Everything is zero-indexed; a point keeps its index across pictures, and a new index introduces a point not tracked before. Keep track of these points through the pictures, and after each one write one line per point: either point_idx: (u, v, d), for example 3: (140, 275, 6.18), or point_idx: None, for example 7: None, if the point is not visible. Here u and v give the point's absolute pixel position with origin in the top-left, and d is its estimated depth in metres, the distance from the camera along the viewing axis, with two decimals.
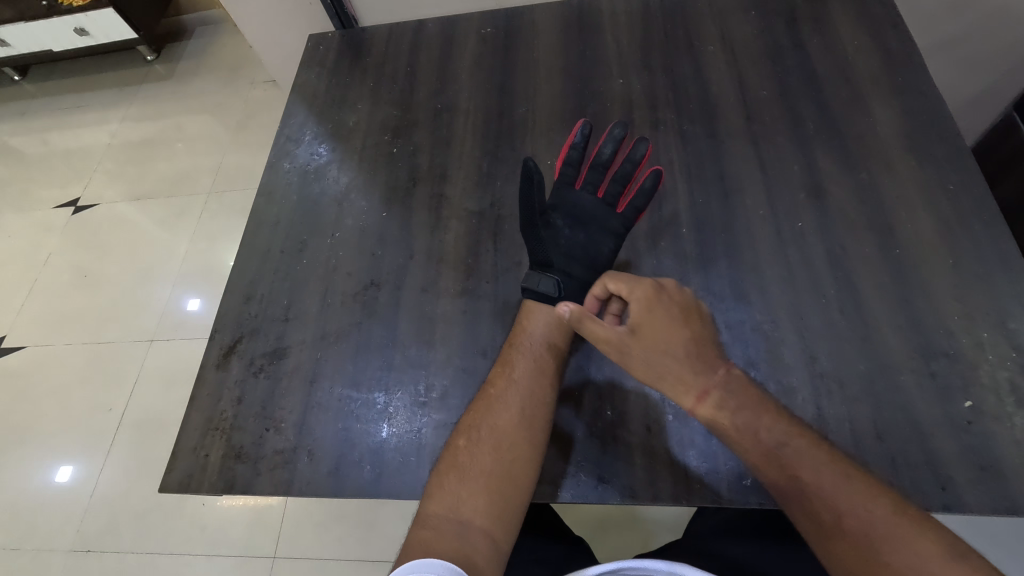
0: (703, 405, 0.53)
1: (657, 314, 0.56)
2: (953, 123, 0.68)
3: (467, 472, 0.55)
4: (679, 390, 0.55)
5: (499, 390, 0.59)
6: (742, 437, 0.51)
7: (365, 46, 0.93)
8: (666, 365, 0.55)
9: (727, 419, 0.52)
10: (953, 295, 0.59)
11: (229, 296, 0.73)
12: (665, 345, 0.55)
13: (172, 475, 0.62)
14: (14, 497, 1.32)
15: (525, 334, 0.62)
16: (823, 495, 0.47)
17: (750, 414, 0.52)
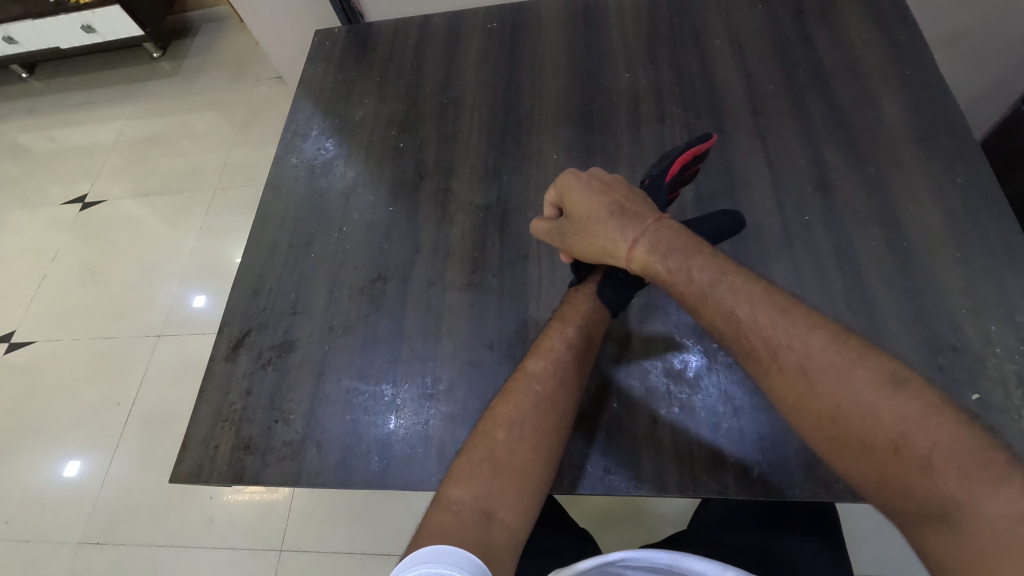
0: (638, 254, 0.55)
1: (577, 190, 0.61)
2: (960, 116, 0.68)
3: (500, 464, 0.54)
4: (614, 249, 0.58)
5: (547, 390, 0.58)
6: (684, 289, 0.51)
7: (370, 42, 0.94)
8: (598, 230, 0.59)
9: (652, 257, 0.54)
10: (960, 288, 0.59)
11: (238, 290, 0.74)
12: (589, 212, 0.60)
13: (183, 466, 0.63)
14: (24, 491, 1.34)
15: (581, 333, 0.61)
16: (826, 381, 0.43)
17: (671, 250, 0.53)
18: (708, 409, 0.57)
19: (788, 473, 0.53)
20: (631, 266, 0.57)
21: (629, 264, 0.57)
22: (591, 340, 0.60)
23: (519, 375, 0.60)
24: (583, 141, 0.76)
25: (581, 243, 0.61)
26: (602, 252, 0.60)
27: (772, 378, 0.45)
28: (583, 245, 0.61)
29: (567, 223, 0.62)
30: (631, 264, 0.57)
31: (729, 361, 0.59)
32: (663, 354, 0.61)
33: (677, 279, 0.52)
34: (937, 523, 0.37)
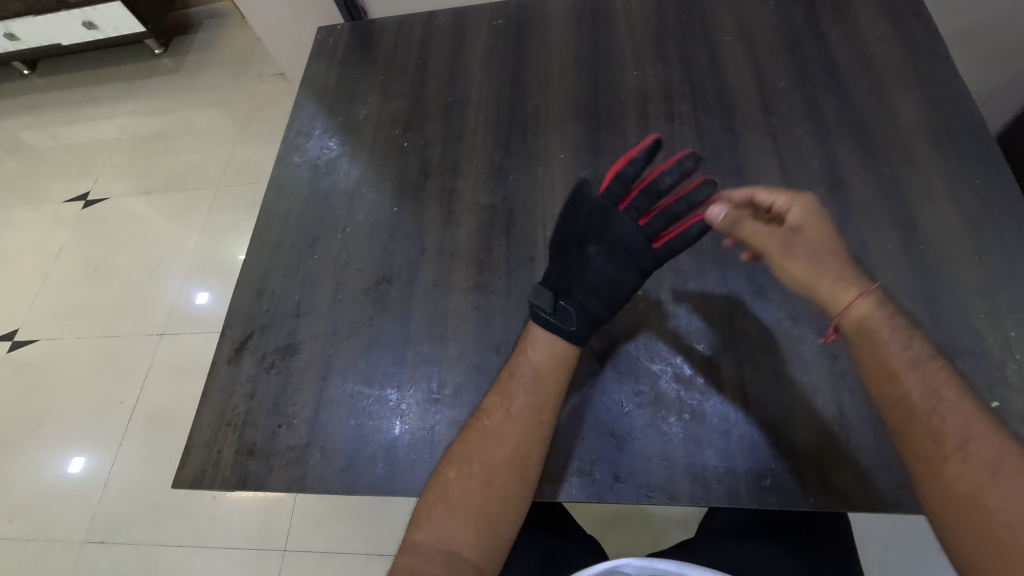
0: (861, 301, 0.53)
1: (819, 216, 0.57)
2: (978, 114, 0.66)
3: (455, 503, 0.56)
4: (831, 291, 0.55)
5: (495, 422, 0.58)
6: (877, 362, 0.52)
7: (374, 38, 0.92)
8: (823, 266, 0.55)
9: (881, 323, 0.52)
10: (978, 293, 0.57)
11: (241, 291, 0.73)
12: (828, 248, 0.56)
13: (186, 470, 0.62)
14: (27, 488, 1.34)
15: (524, 361, 0.60)
16: (1016, 487, 0.44)
17: (891, 331, 0.52)
18: (720, 416, 0.56)
19: (801, 481, 0.52)
20: (844, 316, 0.54)
21: (844, 312, 0.54)
22: (548, 372, 0.59)
23: (474, 410, 0.60)
24: (591, 140, 0.74)
25: (790, 265, 0.56)
26: (807, 284, 0.56)
27: (945, 466, 0.47)
28: (792, 268, 0.56)
29: (797, 236, 0.57)
30: (848, 312, 0.54)
31: (742, 367, 0.58)
32: (673, 359, 0.60)
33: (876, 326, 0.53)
34: None
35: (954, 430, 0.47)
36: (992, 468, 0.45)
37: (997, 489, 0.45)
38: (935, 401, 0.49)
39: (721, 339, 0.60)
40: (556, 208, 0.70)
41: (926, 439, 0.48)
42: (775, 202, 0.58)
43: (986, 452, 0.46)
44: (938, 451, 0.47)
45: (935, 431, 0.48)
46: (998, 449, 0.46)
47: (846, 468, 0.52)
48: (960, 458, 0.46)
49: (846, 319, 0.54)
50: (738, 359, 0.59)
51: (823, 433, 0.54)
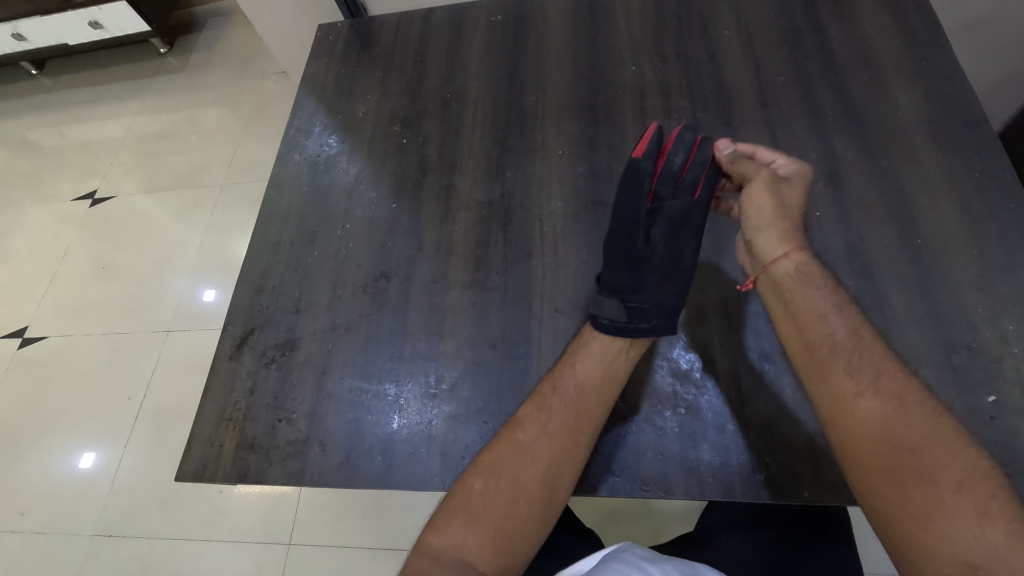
0: (793, 256, 0.59)
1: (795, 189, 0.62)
2: (978, 108, 0.66)
3: (477, 514, 0.57)
4: (778, 240, 0.60)
5: (528, 438, 0.58)
6: (805, 305, 0.57)
7: (373, 35, 0.93)
8: (785, 221, 0.61)
9: (814, 272, 0.59)
10: (976, 287, 0.57)
11: (241, 287, 0.74)
12: (794, 210, 0.62)
13: (188, 464, 0.63)
14: (38, 483, 1.36)
15: (565, 376, 0.60)
16: (915, 418, 0.50)
17: (819, 281, 0.59)
18: (715, 410, 0.56)
19: (795, 475, 0.52)
20: (786, 259, 0.59)
21: (786, 256, 0.59)
22: (591, 394, 0.58)
23: (506, 422, 0.59)
24: (587, 135, 0.74)
25: (766, 206, 0.61)
26: (763, 231, 0.61)
27: (859, 401, 0.52)
28: (755, 214, 0.62)
29: (778, 189, 0.62)
30: (787, 259, 0.59)
31: (736, 362, 0.58)
32: (669, 353, 0.60)
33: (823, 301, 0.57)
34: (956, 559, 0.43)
35: (867, 367, 0.54)
36: (896, 401, 0.51)
37: (901, 419, 0.50)
38: (855, 341, 0.55)
39: (716, 334, 0.60)
40: (552, 204, 0.71)
41: (845, 377, 0.54)
42: (773, 162, 0.64)
43: (893, 387, 0.52)
44: (853, 386, 0.53)
45: (852, 368, 0.54)
46: (902, 385, 0.52)
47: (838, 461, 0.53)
48: (872, 393, 0.52)
49: (784, 265, 0.59)
50: (732, 356, 0.59)
51: (816, 427, 0.54)
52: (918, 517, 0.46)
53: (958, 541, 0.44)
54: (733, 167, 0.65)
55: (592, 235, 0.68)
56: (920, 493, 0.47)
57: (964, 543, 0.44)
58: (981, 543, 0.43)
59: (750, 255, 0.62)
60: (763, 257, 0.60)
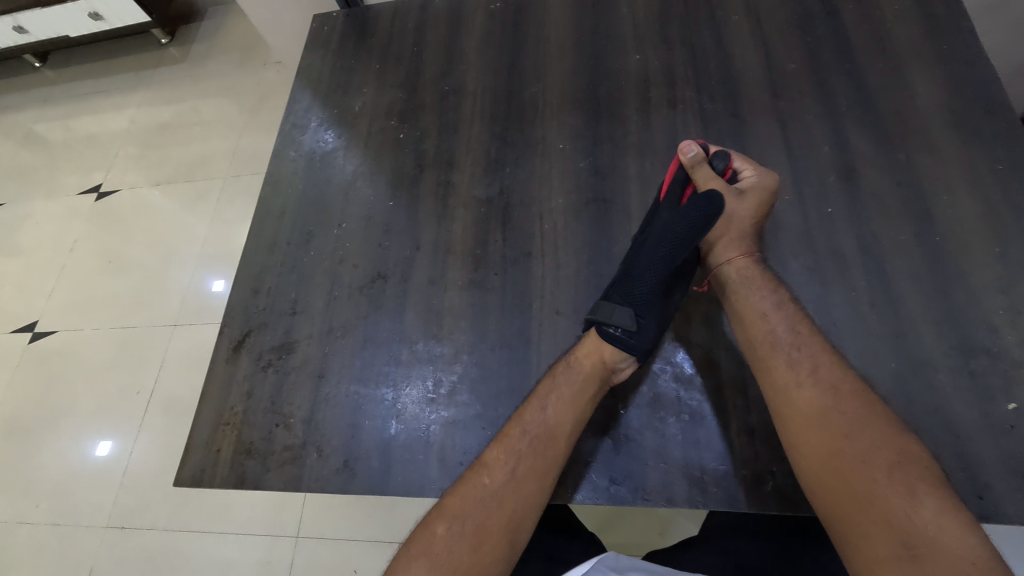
0: (735, 266, 0.59)
1: (754, 201, 0.60)
2: (1001, 95, 0.62)
3: (439, 561, 0.50)
4: (724, 247, 0.61)
5: (495, 481, 0.53)
6: (745, 306, 0.57)
7: (370, 25, 0.90)
8: (738, 229, 0.60)
9: (754, 280, 0.58)
10: (997, 287, 0.54)
11: (238, 288, 0.73)
12: (751, 220, 0.60)
13: (186, 469, 0.62)
14: (51, 474, 1.38)
15: (535, 415, 0.56)
16: (850, 405, 0.50)
17: (760, 283, 0.58)
18: (719, 417, 0.54)
19: (803, 485, 0.50)
20: (726, 266, 0.60)
21: (727, 263, 0.60)
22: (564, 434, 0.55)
23: (474, 463, 0.55)
24: (589, 129, 0.72)
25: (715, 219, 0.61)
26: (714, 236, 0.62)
27: (799, 392, 0.52)
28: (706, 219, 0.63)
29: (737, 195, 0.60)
30: (729, 265, 0.60)
31: (742, 367, 0.56)
32: (671, 358, 0.58)
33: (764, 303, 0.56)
34: (900, 547, 0.43)
35: (806, 359, 0.53)
36: (833, 392, 0.51)
37: (836, 410, 0.50)
38: (796, 337, 0.54)
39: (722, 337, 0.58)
40: (554, 201, 0.68)
41: (785, 369, 0.53)
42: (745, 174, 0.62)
43: (830, 378, 0.52)
44: (792, 378, 0.52)
45: (793, 361, 0.53)
46: (838, 375, 0.52)
47: None
48: (811, 383, 0.52)
49: (726, 269, 0.60)
50: (737, 359, 0.57)
51: None
52: (858, 506, 0.46)
53: (899, 525, 0.43)
54: (695, 170, 0.62)
55: (594, 234, 0.66)
56: (857, 480, 0.47)
57: (899, 527, 0.43)
58: (913, 525, 0.43)
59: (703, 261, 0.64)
60: (711, 261, 0.62)
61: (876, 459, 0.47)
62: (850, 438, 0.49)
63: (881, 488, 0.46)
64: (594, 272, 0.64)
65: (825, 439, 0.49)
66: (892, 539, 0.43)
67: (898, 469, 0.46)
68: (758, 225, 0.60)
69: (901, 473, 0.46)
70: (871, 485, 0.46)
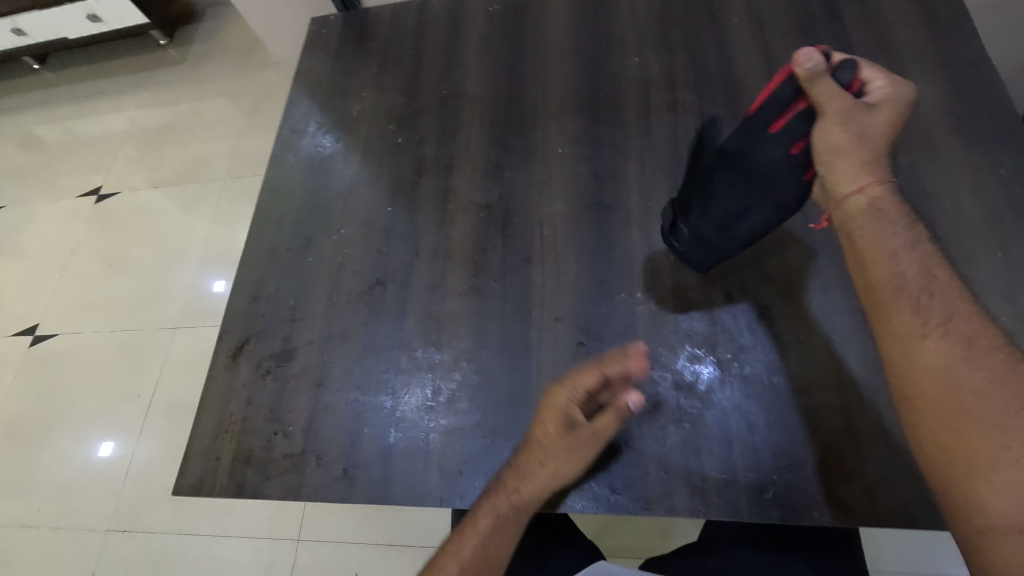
0: (862, 198, 0.46)
1: (884, 116, 0.47)
2: (1004, 98, 0.62)
3: None
4: (851, 171, 0.47)
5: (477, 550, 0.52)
6: (873, 243, 0.46)
7: (369, 28, 0.90)
8: (868, 149, 0.46)
9: (886, 213, 0.46)
10: (1001, 293, 0.54)
11: (237, 295, 0.72)
12: (883, 138, 0.47)
13: (186, 478, 0.62)
14: (53, 478, 1.38)
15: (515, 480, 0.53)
16: (986, 361, 0.41)
17: (897, 216, 0.46)
18: (720, 424, 0.54)
19: (805, 493, 0.50)
20: (850, 198, 0.47)
21: (856, 193, 0.46)
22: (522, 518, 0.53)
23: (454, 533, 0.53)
24: (590, 133, 0.71)
25: (844, 142, 0.46)
26: (840, 162, 0.47)
27: (925, 343, 0.42)
28: (832, 142, 0.46)
29: (866, 110, 0.46)
30: (862, 194, 0.46)
31: (744, 373, 0.56)
32: (673, 365, 0.58)
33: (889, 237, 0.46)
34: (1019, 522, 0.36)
35: (939, 307, 0.43)
36: (966, 343, 0.41)
37: (969, 364, 0.41)
38: (929, 281, 0.44)
39: (723, 343, 0.58)
40: (554, 206, 0.68)
41: (910, 316, 0.43)
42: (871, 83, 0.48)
43: (964, 330, 0.42)
44: (916, 327, 0.43)
45: (920, 308, 0.43)
46: (975, 328, 0.42)
47: (850, 481, 0.50)
48: (941, 333, 0.42)
49: (855, 201, 0.47)
50: (739, 365, 0.56)
51: (826, 441, 0.52)
52: (973, 472, 0.39)
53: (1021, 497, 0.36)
54: (814, 84, 0.45)
55: (594, 240, 0.65)
56: (982, 444, 0.39)
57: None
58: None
59: (821, 191, 0.50)
60: (832, 194, 0.48)
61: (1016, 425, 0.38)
62: (980, 397, 0.40)
63: (1008, 453, 0.38)
64: (594, 277, 0.64)
65: (943, 398, 0.41)
66: (1009, 516, 0.37)
67: None
68: (889, 145, 0.48)
69: None
70: (994, 452, 0.38)
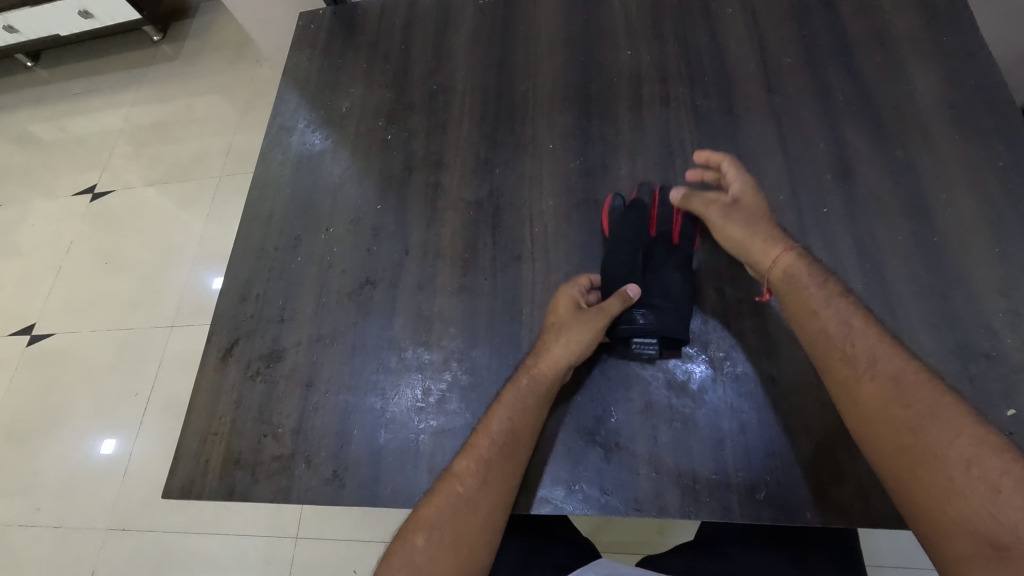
0: (778, 264, 0.53)
1: (754, 200, 0.58)
2: (1002, 88, 0.61)
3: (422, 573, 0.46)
4: (760, 250, 0.55)
5: (466, 486, 0.51)
6: (796, 304, 0.51)
7: (358, 23, 0.88)
8: (758, 230, 0.56)
9: (804, 274, 0.52)
10: (997, 289, 0.53)
11: (225, 296, 0.72)
12: (761, 216, 0.57)
13: (175, 480, 0.62)
14: (52, 478, 1.38)
15: (496, 415, 0.54)
16: (917, 397, 0.43)
17: (812, 275, 0.52)
18: (711, 424, 0.53)
19: (798, 494, 0.50)
20: (770, 271, 0.54)
21: (770, 266, 0.54)
22: (545, 392, 0.55)
23: (443, 474, 0.53)
24: (580, 128, 0.70)
25: (732, 232, 0.57)
26: (744, 246, 0.56)
27: (858, 386, 0.46)
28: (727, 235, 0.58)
29: (735, 207, 0.58)
30: (776, 264, 0.54)
31: (736, 372, 0.55)
32: (664, 364, 0.57)
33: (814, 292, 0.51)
34: (983, 550, 0.36)
35: (863, 351, 0.47)
36: (895, 381, 0.44)
37: (899, 399, 0.43)
38: (851, 329, 0.48)
39: (715, 342, 0.57)
40: (544, 203, 0.67)
41: (841, 364, 0.47)
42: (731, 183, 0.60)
43: (891, 369, 0.45)
44: (848, 373, 0.46)
45: (848, 355, 0.47)
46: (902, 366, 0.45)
47: (844, 480, 0.49)
48: (870, 376, 0.45)
49: (774, 272, 0.54)
50: (731, 364, 0.56)
51: (819, 441, 0.51)
52: (928, 505, 0.39)
53: (976, 525, 0.36)
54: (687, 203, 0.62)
55: (584, 238, 0.65)
56: (930, 476, 0.40)
57: (979, 522, 0.36)
58: (1000, 523, 0.36)
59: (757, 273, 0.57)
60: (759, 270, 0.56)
61: (953, 454, 0.39)
62: (913, 430, 0.42)
63: (957, 483, 0.38)
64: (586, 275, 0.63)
65: (884, 435, 0.43)
66: (973, 544, 0.36)
67: (977, 461, 0.38)
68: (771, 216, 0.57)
69: (981, 465, 0.38)
70: (939, 480, 0.39)
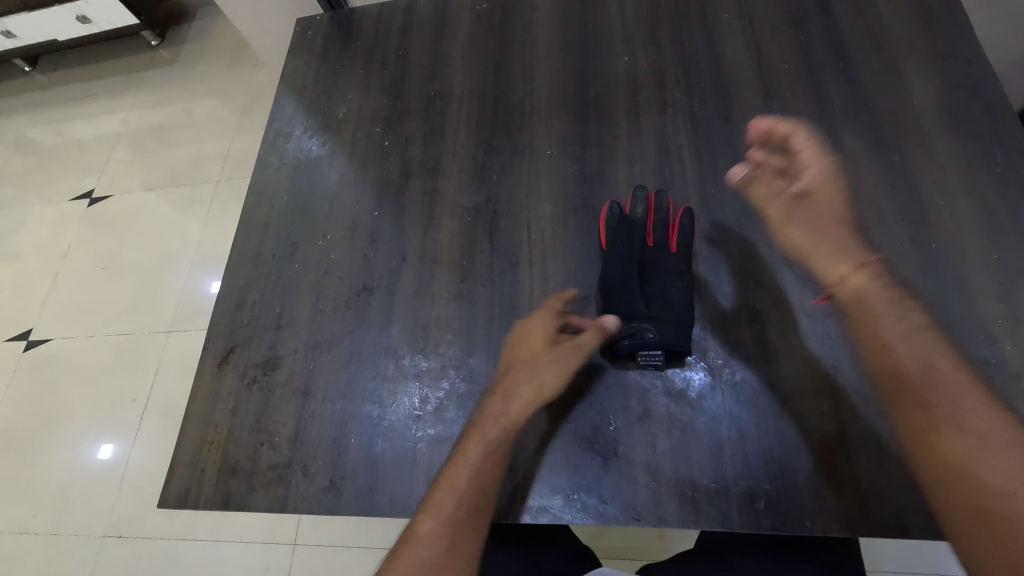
0: (849, 278, 0.49)
1: (826, 195, 0.53)
2: (999, 93, 0.60)
3: None
4: (824, 260, 0.51)
5: (430, 549, 0.45)
6: (867, 328, 0.47)
7: (355, 28, 0.88)
8: (826, 232, 0.52)
9: (874, 296, 0.48)
10: (995, 295, 0.53)
11: (221, 303, 0.71)
12: (829, 214, 0.52)
13: (171, 490, 0.61)
14: (48, 484, 1.37)
15: (460, 467, 0.50)
16: (1000, 441, 0.39)
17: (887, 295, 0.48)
18: (710, 431, 0.53)
19: (797, 502, 0.49)
20: (837, 288, 0.50)
21: (838, 283, 0.50)
22: (512, 437, 0.52)
23: (401, 538, 0.46)
24: (577, 133, 0.70)
25: (791, 230, 0.53)
26: (805, 251, 0.52)
27: (933, 421, 0.42)
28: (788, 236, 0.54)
29: (803, 203, 0.54)
30: (843, 280, 0.49)
31: (735, 379, 0.55)
32: (663, 371, 0.57)
33: (883, 313, 0.47)
34: None
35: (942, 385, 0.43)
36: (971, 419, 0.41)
37: (982, 443, 0.40)
38: (928, 362, 0.44)
39: (713, 348, 0.57)
40: (542, 209, 0.67)
41: (916, 394, 0.43)
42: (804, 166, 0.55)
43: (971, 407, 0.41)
44: (923, 405, 0.43)
45: (926, 389, 0.43)
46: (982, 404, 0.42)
47: (843, 488, 0.49)
48: (951, 411, 0.42)
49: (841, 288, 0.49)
50: (729, 371, 0.56)
51: (819, 449, 0.51)
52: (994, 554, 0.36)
53: None
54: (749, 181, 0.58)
55: (582, 244, 0.64)
56: (1005, 525, 0.36)
57: None
58: None
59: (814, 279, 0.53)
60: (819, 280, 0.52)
61: None
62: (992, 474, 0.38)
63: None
64: (584, 282, 0.63)
65: (958, 476, 0.40)
66: None
67: None
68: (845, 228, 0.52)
69: None
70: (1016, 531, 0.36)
